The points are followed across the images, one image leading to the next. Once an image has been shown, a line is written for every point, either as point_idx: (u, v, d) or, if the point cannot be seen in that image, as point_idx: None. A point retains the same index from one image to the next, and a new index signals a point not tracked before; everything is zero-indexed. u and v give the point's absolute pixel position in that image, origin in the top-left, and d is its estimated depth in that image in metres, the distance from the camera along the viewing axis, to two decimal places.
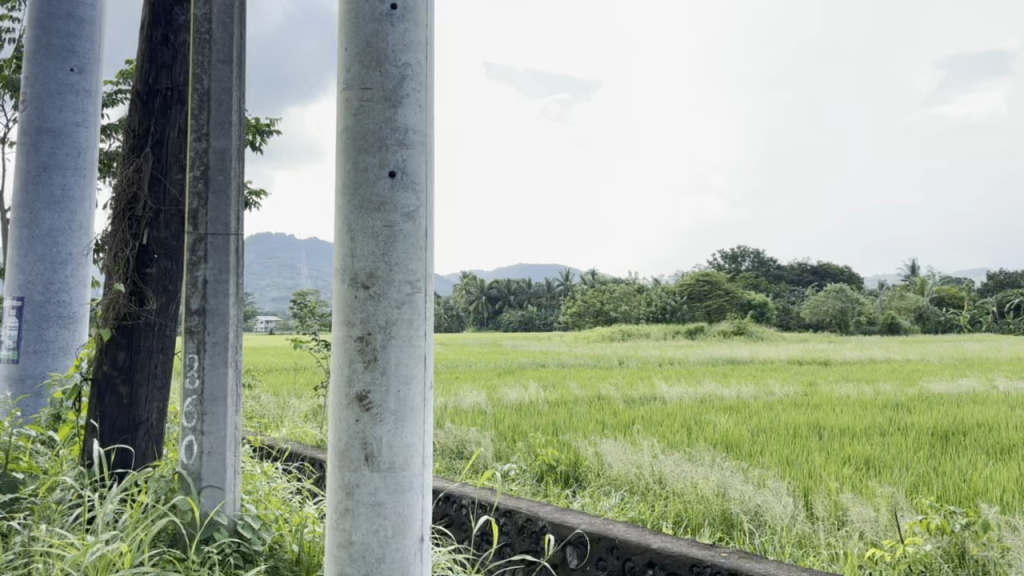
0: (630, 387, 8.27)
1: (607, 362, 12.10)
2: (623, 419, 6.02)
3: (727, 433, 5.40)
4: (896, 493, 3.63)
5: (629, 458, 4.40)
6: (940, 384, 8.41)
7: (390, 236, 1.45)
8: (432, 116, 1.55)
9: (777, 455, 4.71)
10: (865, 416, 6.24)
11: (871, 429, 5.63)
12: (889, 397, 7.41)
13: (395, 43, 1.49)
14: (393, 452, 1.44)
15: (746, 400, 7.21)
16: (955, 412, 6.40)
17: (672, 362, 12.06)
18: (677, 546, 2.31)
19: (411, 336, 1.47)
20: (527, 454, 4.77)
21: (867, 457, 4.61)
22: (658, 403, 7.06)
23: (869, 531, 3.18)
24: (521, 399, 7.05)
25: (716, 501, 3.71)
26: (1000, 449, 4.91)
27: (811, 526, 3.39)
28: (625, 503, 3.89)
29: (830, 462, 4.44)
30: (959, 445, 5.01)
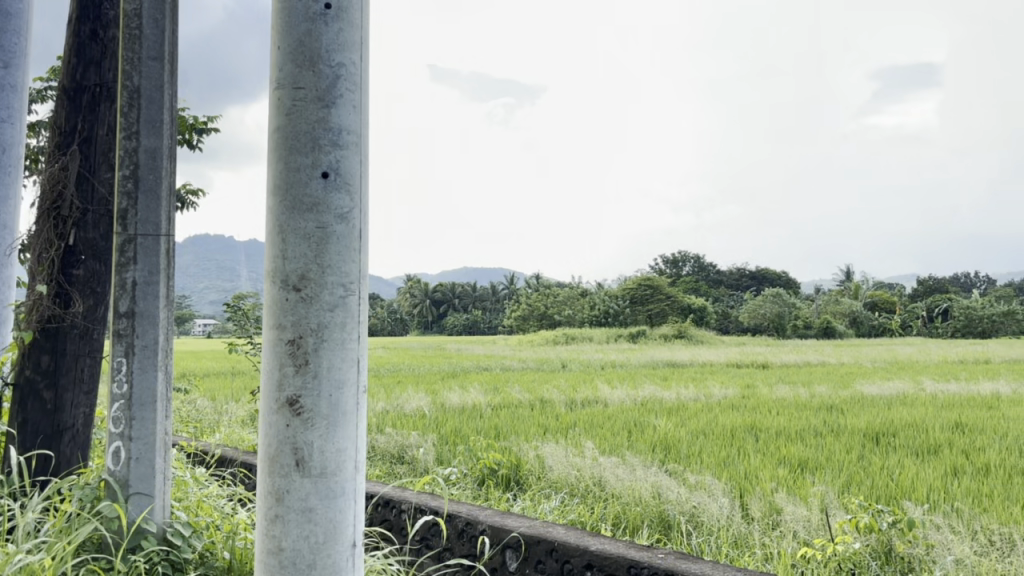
0: (572, 390, 8.32)
1: (550, 365, 12.14)
2: (564, 422, 6.05)
3: (667, 435, 5.49)
4: (828, 492, 3.72)
5: (569, 460, 4.42)
6: (872, 386, 8.66)
7: (322, 237, 1.44)
8: (367, 117, 1.54)
9: (715, 456, 4.79)
10: (799, 417, 6.40)
11: (805, 431, 5.76)
12: (822, 399, 7.60)
13: (328, 43, 1.47)
14: (324, 457, 1.43)
15: (685, 402, 7.31)
16: (885, 413, 6.60)
17: (614, 365, 12.16)
18: (615, 547, 2.33)
19: (344, 338, 1.45)
20: (468, 458, 4.76)
21: (801, 458, 4.73)
22: (599, 405, 7.12)
23: (802, 531, 3.24)
24: (463, 402, 7.04)
25: (654, 503, 3.75)
26: (927, 448, 5.08)
27: (747, 526, 3.46)
28: (565, 505, 3.92)
29: (765, 463, 4.54)
30: (890, 446, 5.17)
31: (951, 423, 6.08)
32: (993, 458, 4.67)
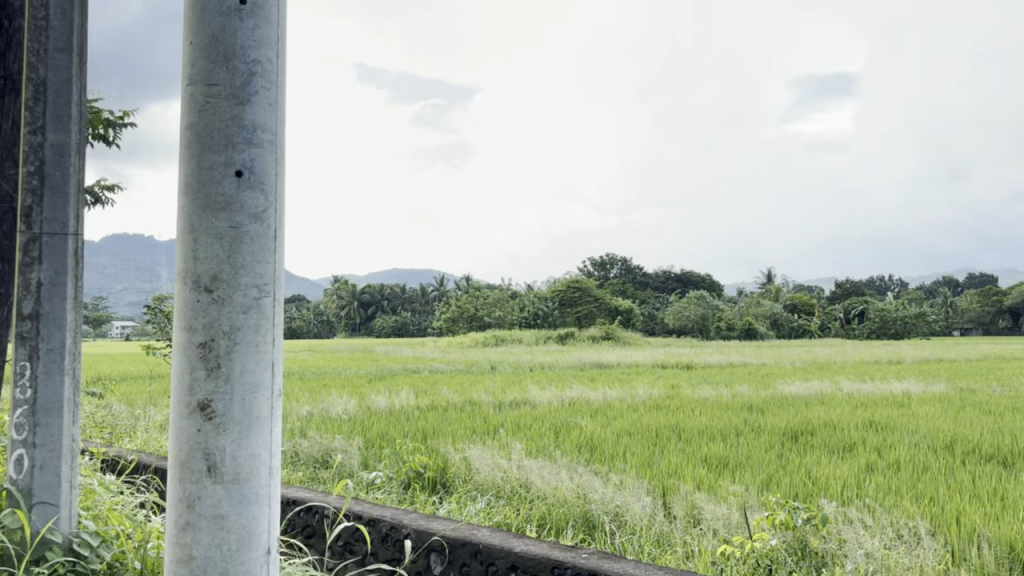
0: (500, 392, 8.32)
1: (480, 367, 12.11)
2: (491, 424, 6.04)
3: (593, 436, 5.54)
4: (746, 492, 3.80)
5: (495, 462, 4.42)
6: (793, 386, 8.89)
7: (236, 237, 1.41)
8: (283, 116, 1.51)
9: (639, 456, 4.85)
10: (722, 417, 6.52)
11: (727, 430, 5.88)
12: (744, 399, 7.77)
13: (243, 39, 1.44)
14: (237, 462, 1.39)
15: (612, 403, 7.39)
16: (804, 413, 6.78)
17: (542, 366, 12.21)
18: (539, 548, 2.34)
19: (257, 341, 1.42)
20: (393, 461, 4.71)
21: (722, 457, 4.82)
22: (527, 407, 7.13)
23: (722, 528, 3.31)
24: (389, 405, 6.96)
25: (579, 503, 3.78)
26: (843, 446, 5.24)
27: (669, 524, 3.52)
28: (491, 507, 3.91)
29: (686, 463, 4.61)
30: (808, 444, 5.31)
31: (865, 421, 6.29)
32: (904, 455, 4.85)
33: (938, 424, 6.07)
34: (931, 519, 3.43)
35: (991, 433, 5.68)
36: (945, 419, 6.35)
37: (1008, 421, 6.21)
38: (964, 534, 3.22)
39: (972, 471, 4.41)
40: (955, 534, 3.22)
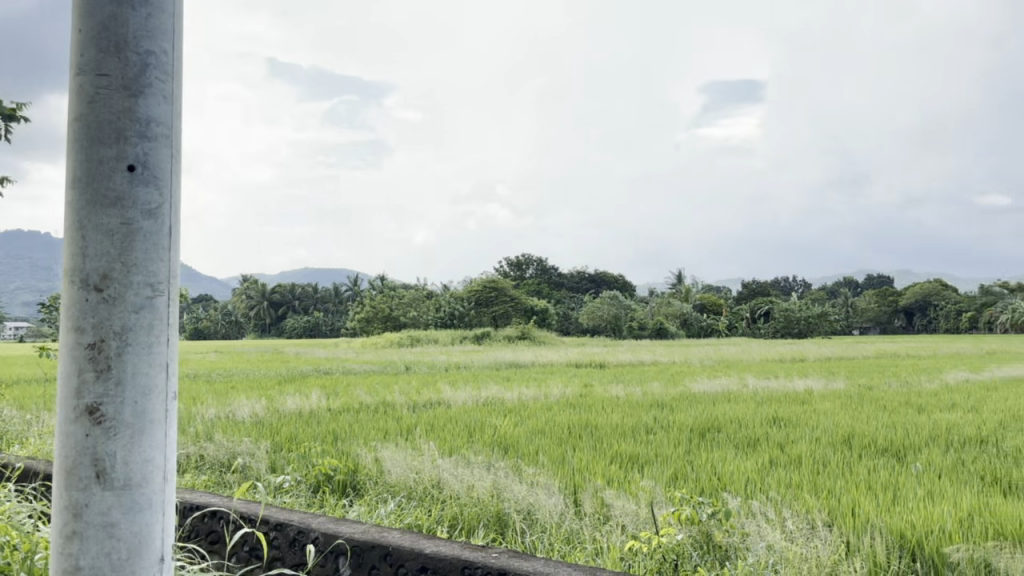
0: (415, 392, 8.26)
1: (394, 367, 12.01)
2: (404, 425, 5.99)
3: (505, 435, 5.55)
4: (655, 487, 3.87)
5: (408, 464, 4.39)
6: (702, 384, 9.12)
7: (127, 234, 1.35)
8: (178, 110, 1.46)
9: (551, 455, 4.89)
10: (633, 415, 6.62)
11: (638, 428, 5.98)
12: (655, 397, 7.92)
13: (136, 29, 1.39)
14: (128, 467, 1.34)
15: (526, 402, 7.42)
16: (712, 409, 6.97)
17: (458, 367, 12.18)
18: (450, 550, 2.33)
19: (151, 342, 1.37)
20: (302, 464, 4.62)
21: (632, 454, 4.90)
22: (440, 407, 7.09)
23: (630, 525, 3.36)
24: (300, 408, 6.82)
25: (492, 503, 3.79)
26: (748, 442, 5.40)
27: (579, 522, 3.55)
28: (402, 509, 3.88)
29: (597, 460, 4.67)
30: (714, 440, 5.45)
31: (768, 417, 6.52)
32: (805, 450, 5.02)
33: (837, 419, 6.31)
34: (827, 511, 3.56)
35: (885, 427, 5.94)
36: (844, 415, 6.61)
37: (901, 416, 6.51)
38: (857, 525, 3.35)
39: (867, 464, 4.60)
40: (850, 526, 3.35)
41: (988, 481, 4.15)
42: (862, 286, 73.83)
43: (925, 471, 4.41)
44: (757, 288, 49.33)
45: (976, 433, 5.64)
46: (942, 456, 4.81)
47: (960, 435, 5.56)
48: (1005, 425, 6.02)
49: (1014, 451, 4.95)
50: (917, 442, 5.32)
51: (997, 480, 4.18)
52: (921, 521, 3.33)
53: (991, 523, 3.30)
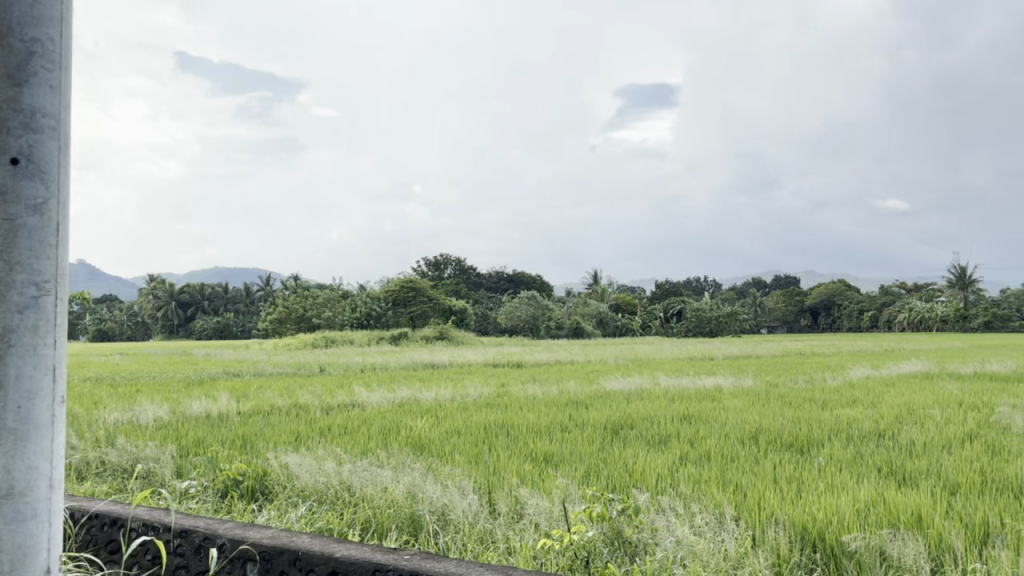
0: (329, 394, 8.15)
1: (307, 369, 11.81)
2: (316, 427, 5.90)
3: (419, 436, 5.51)
4: (569, 483, 3.91)
5: (318, 467, 4.32)
6: (614, 382, 9.28)
7: (9, 230, 1.29)
8: (66, 101, 1.40)
9: (465, 454, 4.88)
10: (548, 414, 6.67)
11: (553, 426, 6.03)
12: (569, 395, 8.02)
13: (20, 15, 1.32)
14: (10, 476, 1.28)
15: (442, 403, 7.38)
16: (625, 406, 7.09)
17: (373, 367, 12.06)
18: (361, 552, 2.30)
19: (34, 344, 1.30)
20: (208, 469, 4.49)
21: (547, 452, 4.95)
22: (355, 409, 6.99)
23: (542, 522, 3.38)
24: (208, 411, 6.63)
25: (407, 504, 3.77)
26: (659, 439, 5.51)
27: (492, 521, 3.54)
28: (314, 512, 3.81)
29: (512, 459, 4.70)
30: (626, 437, 5.53)
31: (679, 414, 6.68)
32: (713, 446, 5.16)
33: (745, 416, 6.51)
34: (733, 505, 3.65)
35: (790, 422, 6.16)
36: (752, 411, 6.81)
37: (805, 411, 6.76)
38: (762, 518, 3.45)
39: (774, 459, 4.75)
40: (755, 519, 3.45)
41: (885, 473, 4.33)
42: (770, 286, 76.27)
43: (826, 465, 4.58)
44: (670, 288, 50.45)
45: (875, 427, 5.89)
46: (842, 449, 5.01)
47: (859, 430, 5.79)
48: (901, 419, 6.31)
49: (909, 443, 5.19)
50: (819, 437, 5.52)
51: (893, 472, 4.37)
52: (821, 512, 3.45)
53: (885, 513, 3.45)
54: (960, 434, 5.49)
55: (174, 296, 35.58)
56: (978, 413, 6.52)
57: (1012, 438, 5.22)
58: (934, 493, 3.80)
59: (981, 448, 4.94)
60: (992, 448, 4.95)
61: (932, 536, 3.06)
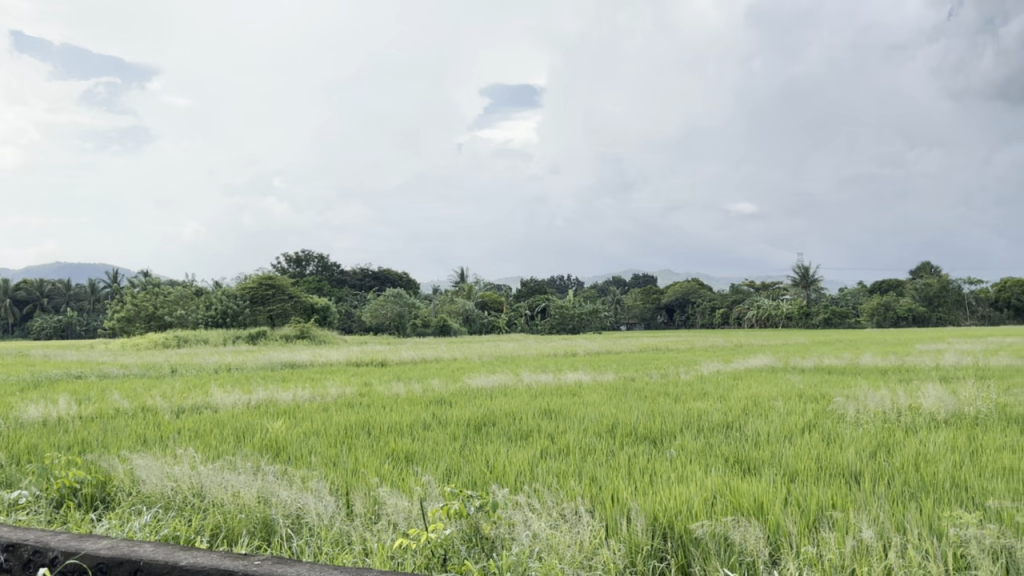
0: (180, 395, 7.82)
1: (158, 370, 11.27)
2: (165, 431, 5.60)
3: (275, 438, 5.35)
4: (428, 482, 3.88)
5: (164, 472, 4.12)
6: (478, 379, 9.31)
7: None
8: None
9: (323, 456, 4.76)
10: (410, 412, 6.64)
11: (415, 425, 5.96)
12: (433, 393, 7.98)
13: None
14: None
15: (301, 404, 7.18)
16: (488, 403, 7.13)
17: (230, 368, 11.67)
18: (209, 559, 2.18)
19: None
20: (40, 478, 4.19)
21: (408, 451, 4.90)
22: (208, 411, 6.69)
23: (400, 521, 3.34)
24: (44, 416, 6.18)
25: (259, 508, 3.65)
26: (520, 435, 5.55)
27: (349, 522, 3.48)
28: (159, 519, 3.62)
29: (372, 459, 4.64)
30: (488, 434, 5.55)
31: (540, 409, 6.78)
32: (573, 441, 5.25)
33: (605, 410, 6.66)
34: (587, 497, 3.74)
35: (645, 415, 6.36)
36: (611, 406, 6.98)
37: (660, 404, 7.02)
38: (615, 508, 3.54)
39: (629, 451, 4.88)
40: (609, 509, 3.54)
41: (734, 463, 4.52)
42: (630, 284, 78.72)
43: (678, 456, 4.74)
44: (534, 287, 51.26)
45: (723, 419, 6.18)
46: (693, 441, 5.21)
47: (709, 422, 6.05)
48: (748, 411, 6.64)
49: (755, 434, 5.46)
50: (671, 429, 5.73)
51: (739, 462, 4.58)
52: (671, 502, 3.58)
53: (731, 501, 3.61)
54: (801, 424, 5.84)
55: (9, 293, 33.22)
56: (817, 403, 6.95)
57: (845, 427, 5.59)
58: (775, 480, 4.01)
59: (818, 437, 5.25)
60: (828, 437, 5.28)
61: (771, 522, 3.23)
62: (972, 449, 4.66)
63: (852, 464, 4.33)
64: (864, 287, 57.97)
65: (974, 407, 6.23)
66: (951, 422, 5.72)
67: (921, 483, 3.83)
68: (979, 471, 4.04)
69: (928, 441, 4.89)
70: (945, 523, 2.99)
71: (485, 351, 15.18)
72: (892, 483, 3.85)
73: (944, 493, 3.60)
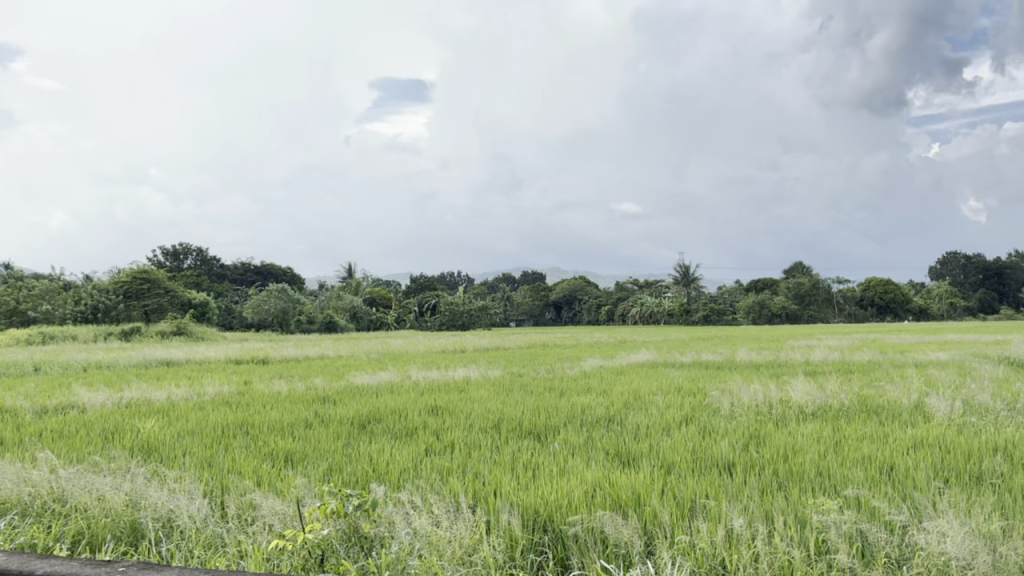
0: (42, 395, 7.37)
1: (19, 368, 10.62)
2: (24, 433, 5.27)
3: (147, 439, 5.12)
4: (305, 483, 3.79)
5: (21, 477, 3.88)
6: (363, 377, 9.18)
7: None
8: None
9: (197, 456, 4.61)
10: (292, 411, 6.48)
11: (296, 424, 5.81)
12: (316, 391, 7.82)
13: None
14: None
15: (175, 403, 6.90)
16: (372, 402, 7.03)
17: (99, 366, 11.11)
18: (67, 569, 2.04)
19: None
20: None
21: (288, 450, 4.78)
22: (73, 412, 6.34)
23: (277, 522, 3.26)
24: None
25: (126, 512, 3.49)
26: (405, 432, 5.52)
27: (222, 524, 3.37)
28: (15, 528, 3.40)
29: (249, 459, 4.51)
30: (372, 432, 5.49)
31: (426, 406, 6.75)
32: (457, 437, 5.24)
33: (489, 406, 6.69)
34: (469, 494, 3.74)
35: (530, 411, 6.43)
36: (496, 401, 7.03)
37: (545, 400, 7.09)
38: (496, 503, 3.56)
39: (513, 446, 4.92)
40: (490, 505, 3.55)
41: (613, 457, 4.61)
42: (519, 282, 79.09)
43: (561, 450, 4.82)
44: (424, 283, 51.06)
45: (605, 413, 6.31)
46: (576, 435, 5.30)
47: (592, 416, 6.18)
48: (629, 405, 6.82)
49: (635, 428, 5.60)
50: (555, 424, 5.81)
51: (619, 454, 4.68)
52: (552, 496, 3.62)
53: (610, 493, 3.69)
54: (678, 417, 6.02)
55: None
56: (694, 398, 7.19)
57: (720, 420, 5.81)
58: (653, 472, 4.12)
59: (694, 430, 5.43)
60: (704, 430, 5.46)
61: (647, 513, 3.31)
62: (836, 440, 4.92)
63: (725, 456, 4.48)
64: (741, 285, 60.29)
65: (837, 400, 6.58)
66: (817, 415, 6.03)
67: (788, 473, 4.01)
68: (841, 460, 4.27)
69: (797, 432, 5.13)
70: (809, 510, 3.14)
71: (371, 349, 14.97)
72: (763, 473, 4.01)
73: (809, 482, 3.78)
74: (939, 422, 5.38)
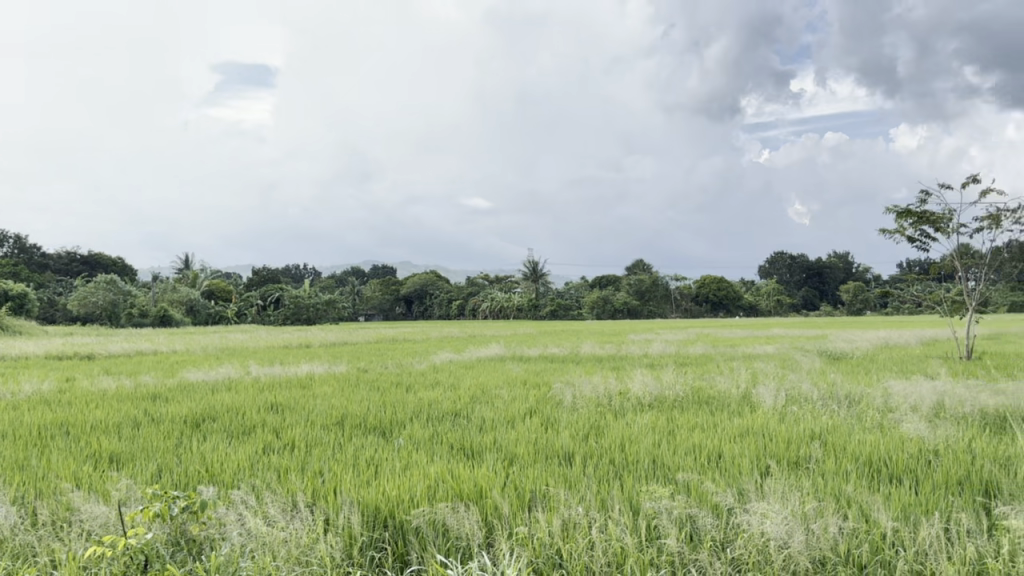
0: None
1: None
2: None
3: None
4: (130, 485, 3.58)
5: None
6: (198, 373, 8.77)
7: None
8: None
9: (8, 460, 4.25)
10: (120, 409, 6.11)
11: (122, 424, 5.47)
12: (145, 389, 7.40)
13: None
14: None
15: None
16: (208, 399, 6.72)
17: None
18: None
19: None
20: None
21: (112, 451, 4.50)
22: None
23: (96, 528, 3.05)
24: None
25: None
26: (242, 430, 5.31)
27: (33, 532, 3.11)
28: None
29: (68, 461, 4.21)
30: (205, 431, 5.25)
31: (265, 403, 6.53)
32: (297, 434, 5.10)
33: (333, 402, 6.56)
34: (307, 492, 3.64)
35: (374, 406, 6.35)
36: (340, 397, 6.89)
37: (390, 395, 7.02)
38: (335, 501, 3.48)
39: (356, 443, 4.82)
40: (328, 502, 3.47)
41: (456, 451, 4.61)
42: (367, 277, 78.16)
43: (404, 445, 4.76)
44: (268, 276, 49.52)
45: (451, 407, 6.34)
46: (420, 430, 5.27)
47: (437, 410, 6.17)
48: (475, 398, 6.87)
49: (480, 421, 5.64)
50: (399, 419, 5.76)
51: (463, 448, 4.69)
52: (393, 492, 3.58)
53: (451, 486, 3.70)
54: (522, 411, 6.11)
55: None
56: (538, 390, 7.34)
57: (563, 411, 5.96)
58: (495, 465, 4.16)
59: (537, 422, 5.53)
60: (546, 422, 5.57)
61: (488, 506, 3.34)
62: (670, 429, 5.14)
63: (565, 446, 4.60)
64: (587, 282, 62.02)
65: (672, 391, 6.87)
66: (653, 405, 6.28)
67: (624, 463, 4.15)
68: (674, 449, 4.47)
69: (633, 423, 5.32)
70: (640, 498, 3.26)
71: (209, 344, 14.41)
72: (600, 463, 4.14)
73: (642, 471, 3.92)
74: (764, 411, 5.72)
